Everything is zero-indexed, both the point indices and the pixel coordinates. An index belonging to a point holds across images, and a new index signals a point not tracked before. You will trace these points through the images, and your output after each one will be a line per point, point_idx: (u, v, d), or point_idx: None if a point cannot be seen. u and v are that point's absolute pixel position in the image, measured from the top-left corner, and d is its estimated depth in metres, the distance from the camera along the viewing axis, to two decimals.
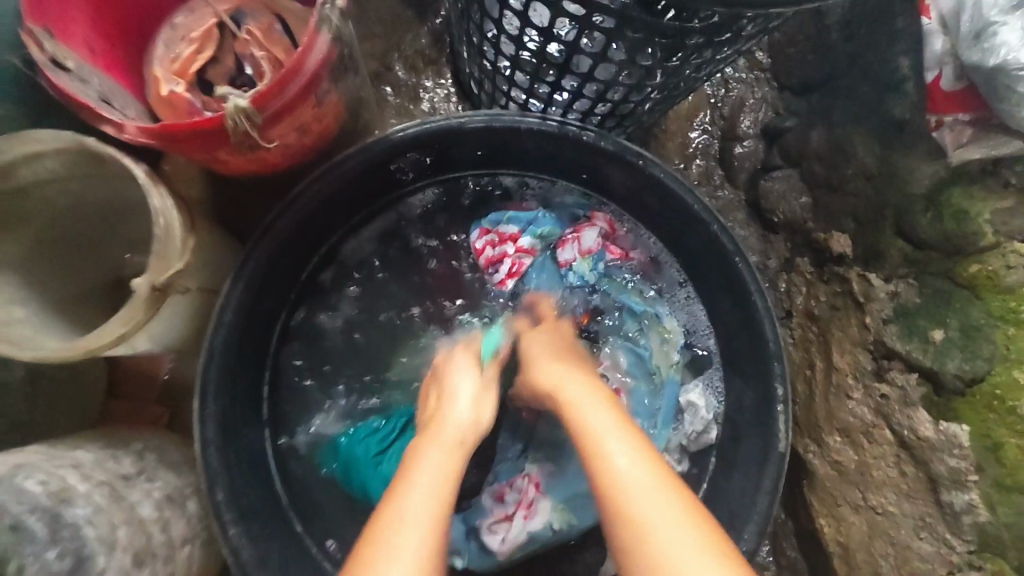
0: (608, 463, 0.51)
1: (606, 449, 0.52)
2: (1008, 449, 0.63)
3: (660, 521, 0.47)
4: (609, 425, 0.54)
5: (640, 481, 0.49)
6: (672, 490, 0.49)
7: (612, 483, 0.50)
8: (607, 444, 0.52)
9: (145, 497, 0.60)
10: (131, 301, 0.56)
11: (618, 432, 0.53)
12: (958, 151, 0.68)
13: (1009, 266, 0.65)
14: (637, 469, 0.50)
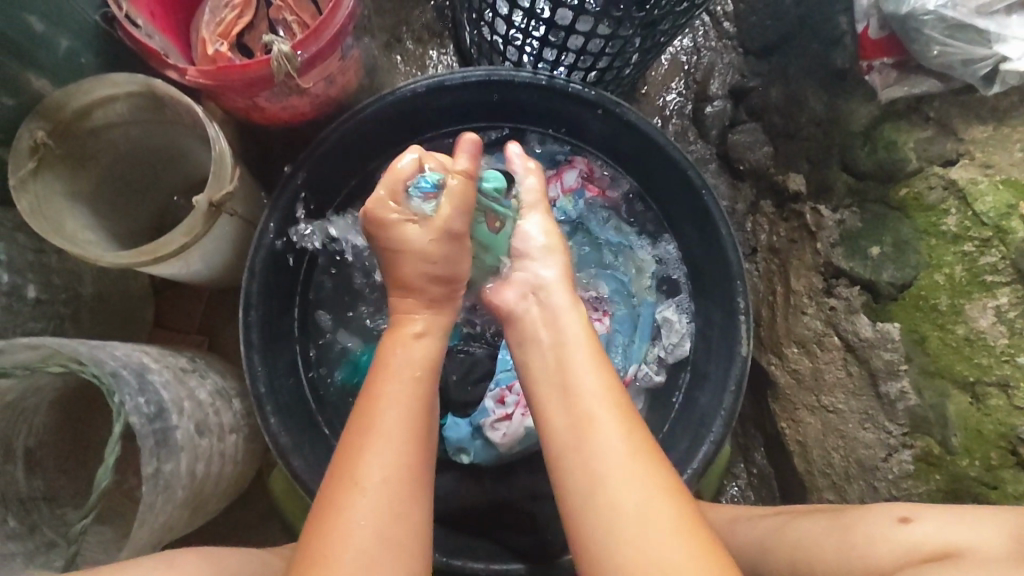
0: (586, 410, 0.57)
1: (584, 398, 0.57)
2: (931, 340, 0.75)
3: (621, 470, 0.53)
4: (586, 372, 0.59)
5: (609, 425, 0.55)
6: (635, 435, 0.55)
7: (586, 433, 0.55)
8: (588, 399, 0.57)
9: (203, 386, 0.71)
10: (192, 214, 0.67)
11: (597, 380, 0.59)
12: (886, 90, 0.79)
13: (930, 187, 0.76)
14: (609, 417, 0.56)
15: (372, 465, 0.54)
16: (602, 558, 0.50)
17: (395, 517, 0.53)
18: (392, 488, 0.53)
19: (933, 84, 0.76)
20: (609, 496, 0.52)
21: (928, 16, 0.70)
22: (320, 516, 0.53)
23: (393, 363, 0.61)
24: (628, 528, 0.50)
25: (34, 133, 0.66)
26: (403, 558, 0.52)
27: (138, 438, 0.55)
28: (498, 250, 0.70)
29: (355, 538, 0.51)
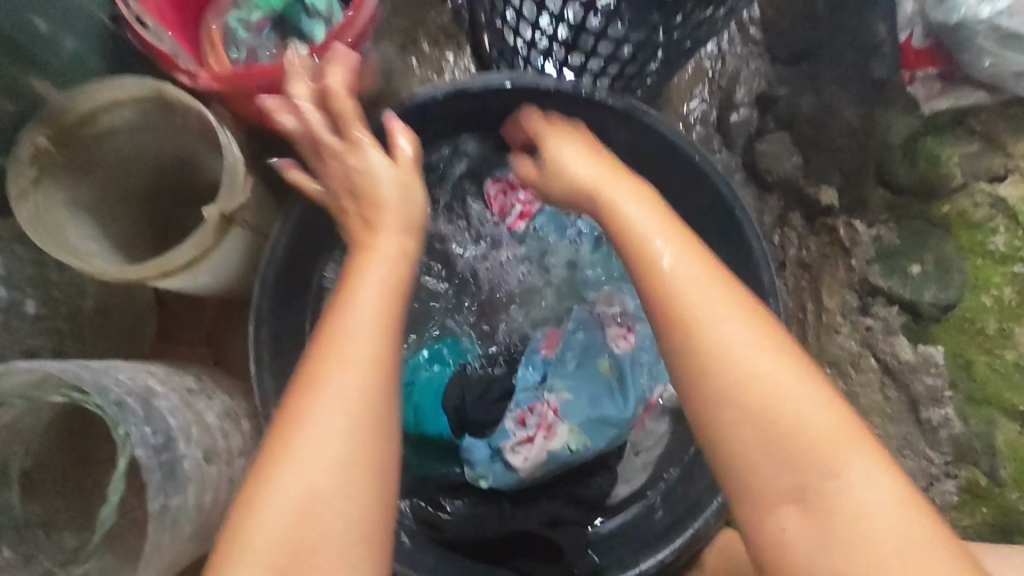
0: (727, 347, 0.48)
1: (717, 339, 0.48)
2: (977, 364, 0.72)
3: (777, 375, 0.47)
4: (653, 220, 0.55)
5: (744, 342, 0.48)
6: (746, 297, 0.50)
7: (722, 366, 0.48)
8: (708, 312, 0.49)
9: (210, 407, 0.67)
10: (203, 227, 0.64)
11: (724, 301, 0.49)
12: (930, 102, 0.78)
13: (977, 204, 0.75)
14: (740, 328, 0.49)
15: (315, 419, 0.49)
16: (790, 448, 0.46)
17: (343, 446, 0.48)
18: (340, 436, 0.48)
19: (980, 96, 0.75)
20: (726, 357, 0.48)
21: (982, 25, 0.66)
22: (264, 469, 0.48)
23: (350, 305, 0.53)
24: (799, 435, 0.46)
25: (36, 140, 0.63)
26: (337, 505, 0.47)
27: (144, 471, 0.51)
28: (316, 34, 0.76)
29: (309, 467, 0.48)
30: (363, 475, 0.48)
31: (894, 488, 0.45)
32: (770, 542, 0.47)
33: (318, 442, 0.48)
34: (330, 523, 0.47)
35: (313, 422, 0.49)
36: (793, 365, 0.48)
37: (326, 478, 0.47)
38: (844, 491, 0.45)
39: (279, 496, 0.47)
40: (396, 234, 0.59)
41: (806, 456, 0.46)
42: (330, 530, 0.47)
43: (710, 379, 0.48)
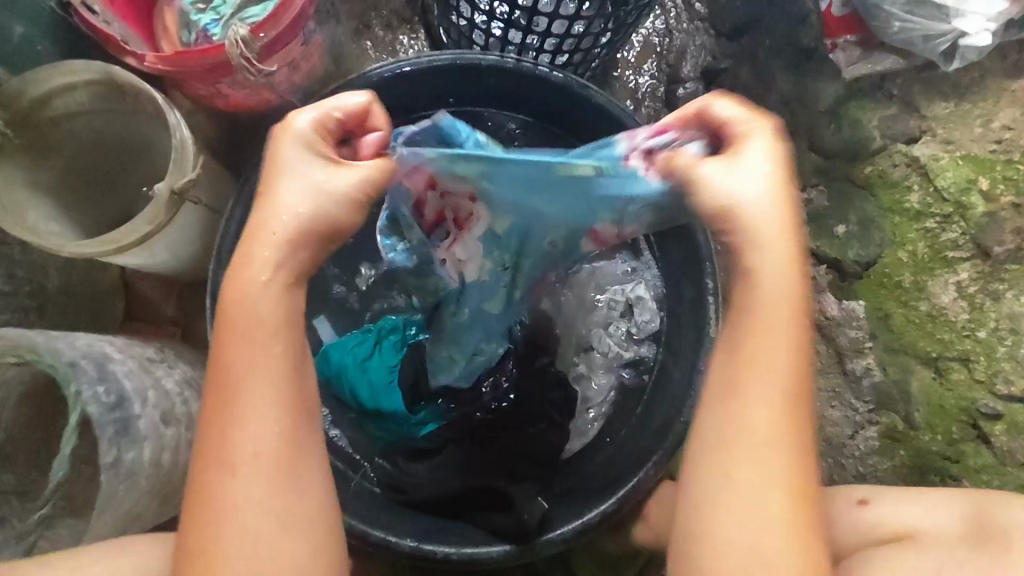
0: (773, 332, 0.50)
1: (770, 304, 0.50)
2: (896, 317, 0.75)
3: (776, 449, 0.49)
4: (779, 254, 0.50)
5: (772, 361, 0.49)
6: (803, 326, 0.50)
7: (757, 332, 0.50)
8: (771, 305, 0.50)
9: (169, 375, 0.71)
10: (153, 202, 0.67)
11: (779, 287, 0.50)
12: (850, 69, 0.78)
13: (893, 164, 0.77)
14: (790, 325, 0.50)
15: (228, 488, 0.48)
16: (735, 475, 0.49)
17: (271, 488, 0.49)
18: (262, 480, 0.49)
19: (895, 61, 0.76)
20: (759, 378, 0.49)
21: None
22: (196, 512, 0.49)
23: (232, 371, 0.50)
24: (745, 463, 0.49)
25: None
26: (297, 522, 0.49)
27: (97, 426, 0.56)
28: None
29: (225, 527, 0.48)
30: (289, 443, 0.50)
31: (793, 536, 0.48)
32: (695, 531, 0.49)
33: (250, 401, 0.49)
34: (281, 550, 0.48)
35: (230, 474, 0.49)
36: (781, 391, 0.49)
37: (262, 469, 0.49)
38: (755, 526, 0.48)
39: (248, 465, 0.49)
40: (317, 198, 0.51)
41: (734, 465, 0.49)
42: (287, 511, 0.49)
43: (742, 347, 0.51)
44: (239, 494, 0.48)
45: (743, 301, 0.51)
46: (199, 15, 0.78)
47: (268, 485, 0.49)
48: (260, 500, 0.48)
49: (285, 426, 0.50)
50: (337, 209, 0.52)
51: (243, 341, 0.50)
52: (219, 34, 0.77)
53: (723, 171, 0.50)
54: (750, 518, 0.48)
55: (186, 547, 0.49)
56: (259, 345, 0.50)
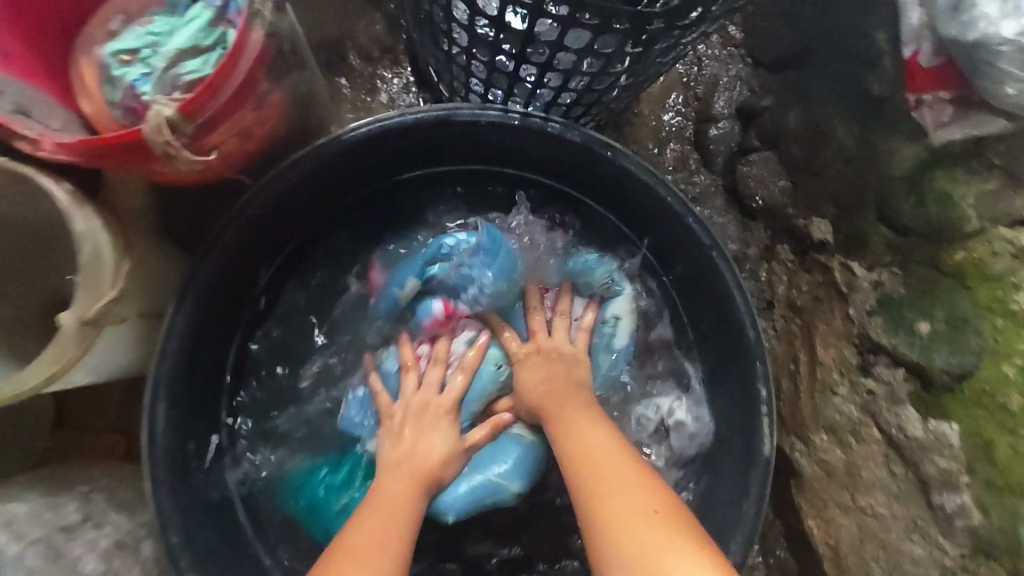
0: (591, 443, 0.60)
1: (587, 441, 0.60)
2: (999, 447, 0.59)
3: (657, 533, 0.50)
4: (594, 432, 0.61)
5: (614, 463, 0.57)
6: (614, 432, 0.63)
7: (591, 448, 0.59)
8: (587, 439, 0.60)
9: (91, 548, 0.57)
10: (56, 339, 0.52)
11: (596, 431, 0.61)
12: (938, 132, 0.63)
13: (996, 253, 0.62)
14: (607, 438, 0.61)
15: None
16: None
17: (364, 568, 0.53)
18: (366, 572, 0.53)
19: (1002, 126, 0.60)
20: (609, 496, 0.54)
21: (1006, 46, 0.54)
22: None
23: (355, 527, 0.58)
24: (658, 551, 0.49)
25: None
26: None
27: None
28: (201, 43, 0.60)
29: None
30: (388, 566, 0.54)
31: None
32: None
33: (367, 521, 0.57)
34: None
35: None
36: (636, 481, 0.55)
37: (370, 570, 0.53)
38: None
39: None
40: (425, 458, 0.65)
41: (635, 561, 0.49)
42: None
43: (590, 477, 0.56)
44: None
45: (573, 456, 0.60)
46: (121, 68, 0.61)
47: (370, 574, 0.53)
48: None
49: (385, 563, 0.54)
50: (446, 466, 0.65)
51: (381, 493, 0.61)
52: (148, 91, 0.59)
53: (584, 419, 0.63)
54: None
55: None
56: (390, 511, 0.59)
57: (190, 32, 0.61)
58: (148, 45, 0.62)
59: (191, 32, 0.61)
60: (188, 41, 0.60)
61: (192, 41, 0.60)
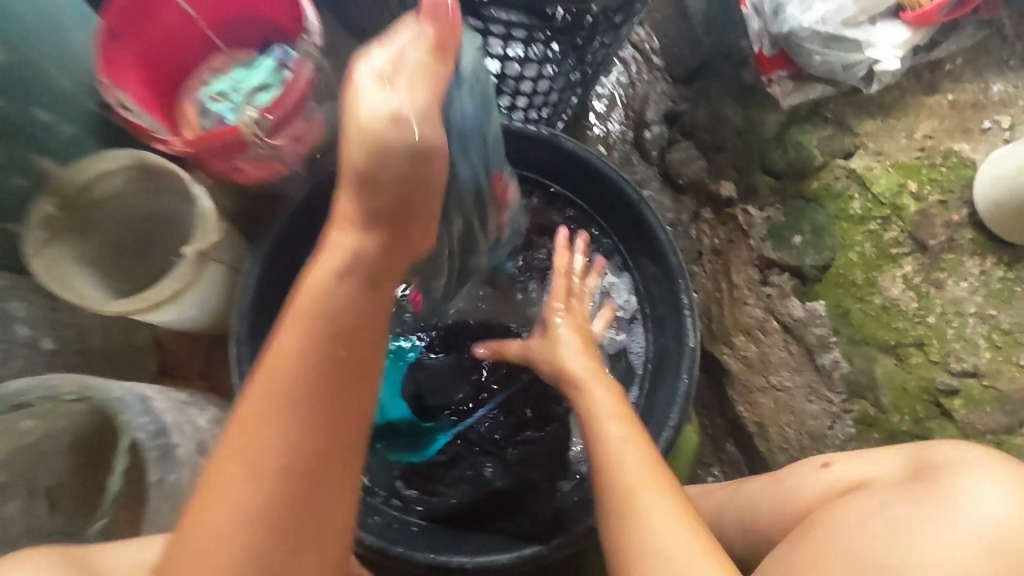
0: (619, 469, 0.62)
1: (619, 455, 0.63)
2: (852, 313, 0.83)
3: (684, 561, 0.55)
4: (629, 446, 0.64)
5: (645, 484, 0.61)
6: (649, 454, 0.63)
7: (623, 472, 0.62)
8: (622, 458, 0.63)
9: (200, 414, 0.79)
10: (182, 264, 0.77)
11: (623, 429, 0.66)
12: (787, 99, 0.88)
13: (836, 177, 0.85)
14: (639, 463, 0.62)
15: (258, 433, 0.44)
16: None
17: (287, 428, 0.44)
18: (298, 424, 0.44)
19: (825, 89, 0.86)
20: (638, 517, 0.59)
21: (806, 32, 0.80)
22: (231, 450, 0.45)
23: (275, 373, 0.45)
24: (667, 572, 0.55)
25: (42, 207, 0.75)
26: (310, 474, 0.44)
27: (144, 450, 0.66)
28: (268, 84, 0.88)
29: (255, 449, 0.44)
30: (321, 403, 0.45)
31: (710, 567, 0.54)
32: None
33: (301, 361, 0.45)
34: (292, 464, 0.44)
35: (258, 429, 0.44)
36: (668, 497, 0.60)
37: (294, 445, 0.44)
38: None
39: (274, 416, 0.44)
40: (433, 123, 0.45)
41: (648, 539, 0.57)
42: (305, 456, 0.44)
43: (618, 502, 0.61)
44: (236, 503, 0.43)
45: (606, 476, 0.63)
46: (212, 103, 0.89)
47: (313, 384, 0.44)
48: (267, 494, 0.44)
49: (310, 402, 0.44)
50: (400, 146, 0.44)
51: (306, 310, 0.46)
52: (233, 118, 0.87)
53: (620, 427, 0.66)
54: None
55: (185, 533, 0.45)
56: (312, 344, 0.45)
57: (263, 77, 0.88)
58: (232, 86, 0.89)
59: (264, 76, 0.88)
60: (261, 82, 0.88)
61: (265, 83, 0.88)
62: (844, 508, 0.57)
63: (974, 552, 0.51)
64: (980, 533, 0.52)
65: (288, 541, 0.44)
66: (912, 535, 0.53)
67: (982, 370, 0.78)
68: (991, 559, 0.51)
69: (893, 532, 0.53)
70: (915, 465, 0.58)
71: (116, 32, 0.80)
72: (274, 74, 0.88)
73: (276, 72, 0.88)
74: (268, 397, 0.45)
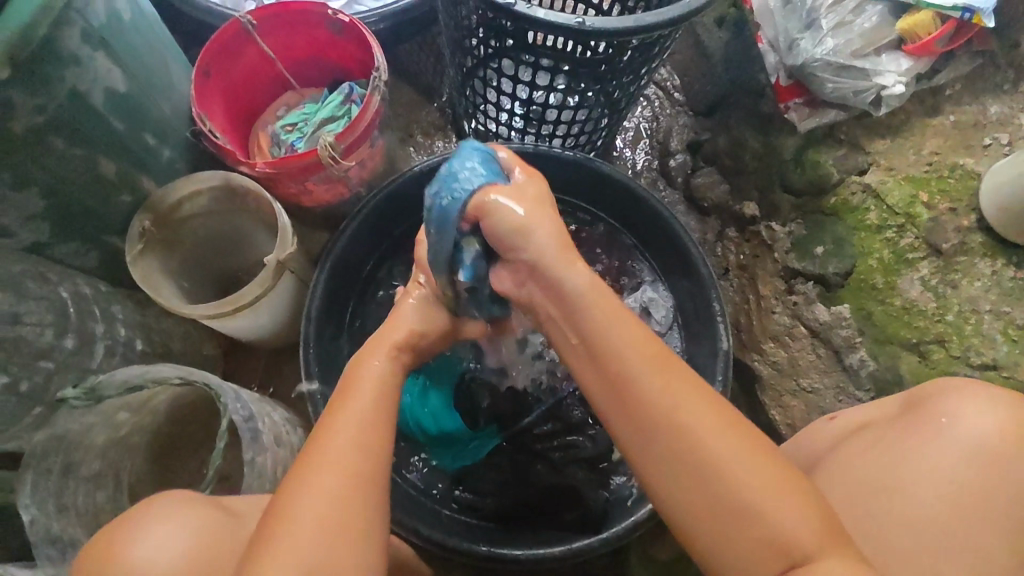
0: (649, 393, 0.52)
1: (640, 375, 0.53)
2: (875, 313, 0.90)
3: (766, 498, 0.49)
4: (646, 359, 0.53)
5: (693, 416, 0.51)
6: (678, 374, 0.53)
7: (657, 398, 0.52)
8: (647, 378, 0.52)
9: (273, 411, 0.85)
10: (264, 270, 0.85)
11: (606, 308, 0.56)
12: (803, 123, 0.97)
13: (853, 192, 0.93)
14: (669, 384, 0.52)
15: (333, 433, 0.56)
16: (765, 542, 0.49)
17: (358, 428, 0.57)
18: (364, 428, 0.57)
19: (838, 113, 0.96)
20: (702, 457, 0.50)
21: (817, 63, 0.91)
22: (308, 452, 0.55)
23: (344, 400, 0.59)
24: (754, 513, 0.49)
25: (142, 222, 0.83)
26: (374, 464, 0.55)
27: (239, 431, 0.71)
28: (335, 114, 0.97)
29: (333, 445, 0.55)
30: (383, 420, 0.58)
31: (790, 494, 0.50)
32: None
33: (364, 391, 0.60)
34: (368, 459, 0.55)
35: (332, 432, 0.56)
36: (719, 418, 0.52)
37: (362, 441, 0.56)
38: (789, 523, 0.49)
39: (346, 420, 0.57)
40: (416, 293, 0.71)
41: (665, 422, 0.51)
42: (372, 452, 0.56)
43: (658, 436, 0.52)
44: (316, 486, 0.53)
45: (630, 403, 0.53)
46: (284, 133, 0.99)
47: (371, 405, 0.59)
48: (346, 473, 0.54)
49: (373, 418, 0.58)
50: (426, 335, 0.69)
51: (363, 370, 0.62)
52: (303, 145, 0.96)
53: (628, 340, 0.54)
54: (686, 484, 0.51)
55: (270, 520, 0.52)
56: (371, 382, 0.61)
57: (329, 107, 0.98)
58: (302, 117, 0.99)
59: (330, 107, 0.98)
60: (327, 113, 0.97)
61: (331, 113, 0.97)
62: (850, 446, 0.67)
63: (959, 462, 0.61)
64: (964, 446, 0.61)
65: (359, 518, 0.53)
66: (904, 454, 0.63)
67: (1000, 363, 0.83)
68: (974, 467, 0.60)
69: (891, 457, 0.63)
70: (909, 402, 0.68)
71: (206, 70, 0.90)
72: (338, 105, 0.98)
73: (340, 103, 0.98)
74: (348, 408, 0.58)
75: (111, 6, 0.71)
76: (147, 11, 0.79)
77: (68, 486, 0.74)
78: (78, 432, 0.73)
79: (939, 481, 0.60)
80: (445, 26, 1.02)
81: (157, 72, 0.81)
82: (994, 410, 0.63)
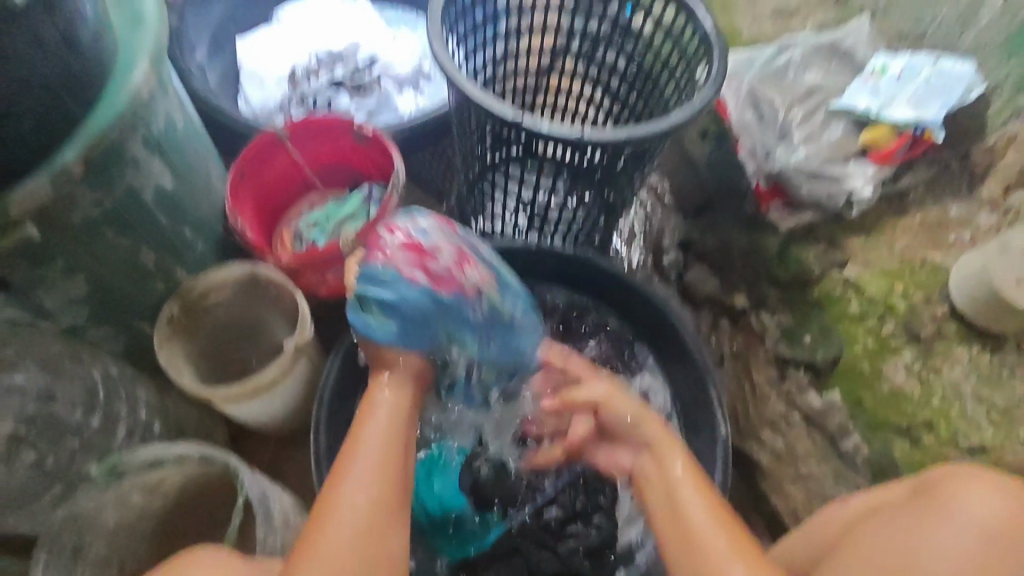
0: (706, 548, 0.66)
1: (700, 536, 0.67)
2: (865, 399, 0.94)
3: None
4: (709, 522, 0.68)
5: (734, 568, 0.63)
6: (739, 535, 0.67)
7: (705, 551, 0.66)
8: (712, 541, 0.66)
9: (283, 493, 0.87)
10: (282, 355, 0.89)
11: (699, 493, 0.71)
12: (784, 223, 1.06)
13: (834, 285, 1.01)
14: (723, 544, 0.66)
15: (349, 481, 0.64)
16: None
17: (372, 478, 0.64)
18: (376, 476, 0.64)
19: (814, 215, 1.04)
20: None
21: (792, 169, 1.01)
22: (329, 495, 0.64)
23: (359, 442, 0.67)
24: None
25: (170, 308, 0.88)
26: (386, 511, 0.64)
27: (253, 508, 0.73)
28: (356, 213, 1.06)
29: (351, 493, 0.63)
30: (392, 466, 0.66)
31: None
32: None
33: (375, 437, 0.67)
34: (381, 506, 0.63)
35: (349, 480, 0.64)
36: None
37: (374, 488, 0.64)
38: None
39: (358, 467, 0.64)
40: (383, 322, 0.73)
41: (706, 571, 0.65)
42: (384, 498, 0.64)
43: None
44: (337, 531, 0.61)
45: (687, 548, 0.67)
46: (306, 229, 1.08)
47: (383, 452, 0.66)
48: (360, 520, 0.62)
49: (383, 467, 0.65)
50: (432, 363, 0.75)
51: (374, 411, 0.69)
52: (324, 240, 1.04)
53: (705, 520, 0.68)
54: None
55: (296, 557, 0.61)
56: (383, 425, 0.68)
57: (351, 207, 1.07)
58: (324, 216, 1.08)
59: (351, 208, 1.07)
60: (349, 212, 1.07)
61: (353, 212, 1.07)
62: (866, 522, 0.69)
63: (970, 542, 0.63)
64: (976, 526, 0.64)
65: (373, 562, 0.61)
66: (923, 535, 0.64)
67: (988, 447, 0.87)
68: (987, 543, 0.63)
69: (906, 537, 0.65)
70: (916, 485, 0.71)
71: (241, 174, 1.00)
72: (359, 206, 1.07)
73: (361, 204, 1.07)
74: (364, 457, 0.65)
75: (169, 118, 0.81)
76: (197, 123, 0.89)
77: (77, 568, 0.74)
78: (93, 511, 0.74)
79: (953, 560, 0.62)
80: (457, 137, 1.14)
81: (200, 175, 0.90)
82: (999, 494, 0.65)
